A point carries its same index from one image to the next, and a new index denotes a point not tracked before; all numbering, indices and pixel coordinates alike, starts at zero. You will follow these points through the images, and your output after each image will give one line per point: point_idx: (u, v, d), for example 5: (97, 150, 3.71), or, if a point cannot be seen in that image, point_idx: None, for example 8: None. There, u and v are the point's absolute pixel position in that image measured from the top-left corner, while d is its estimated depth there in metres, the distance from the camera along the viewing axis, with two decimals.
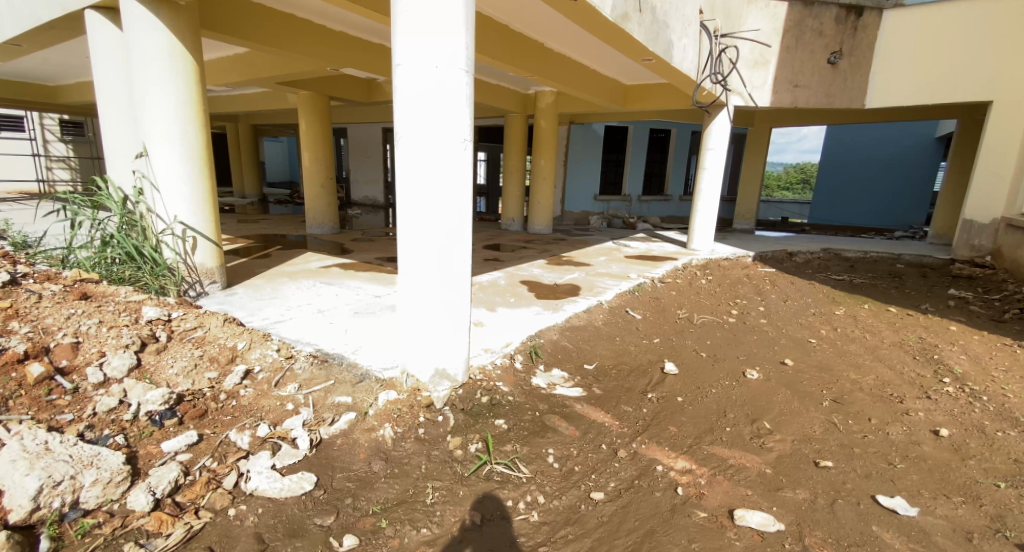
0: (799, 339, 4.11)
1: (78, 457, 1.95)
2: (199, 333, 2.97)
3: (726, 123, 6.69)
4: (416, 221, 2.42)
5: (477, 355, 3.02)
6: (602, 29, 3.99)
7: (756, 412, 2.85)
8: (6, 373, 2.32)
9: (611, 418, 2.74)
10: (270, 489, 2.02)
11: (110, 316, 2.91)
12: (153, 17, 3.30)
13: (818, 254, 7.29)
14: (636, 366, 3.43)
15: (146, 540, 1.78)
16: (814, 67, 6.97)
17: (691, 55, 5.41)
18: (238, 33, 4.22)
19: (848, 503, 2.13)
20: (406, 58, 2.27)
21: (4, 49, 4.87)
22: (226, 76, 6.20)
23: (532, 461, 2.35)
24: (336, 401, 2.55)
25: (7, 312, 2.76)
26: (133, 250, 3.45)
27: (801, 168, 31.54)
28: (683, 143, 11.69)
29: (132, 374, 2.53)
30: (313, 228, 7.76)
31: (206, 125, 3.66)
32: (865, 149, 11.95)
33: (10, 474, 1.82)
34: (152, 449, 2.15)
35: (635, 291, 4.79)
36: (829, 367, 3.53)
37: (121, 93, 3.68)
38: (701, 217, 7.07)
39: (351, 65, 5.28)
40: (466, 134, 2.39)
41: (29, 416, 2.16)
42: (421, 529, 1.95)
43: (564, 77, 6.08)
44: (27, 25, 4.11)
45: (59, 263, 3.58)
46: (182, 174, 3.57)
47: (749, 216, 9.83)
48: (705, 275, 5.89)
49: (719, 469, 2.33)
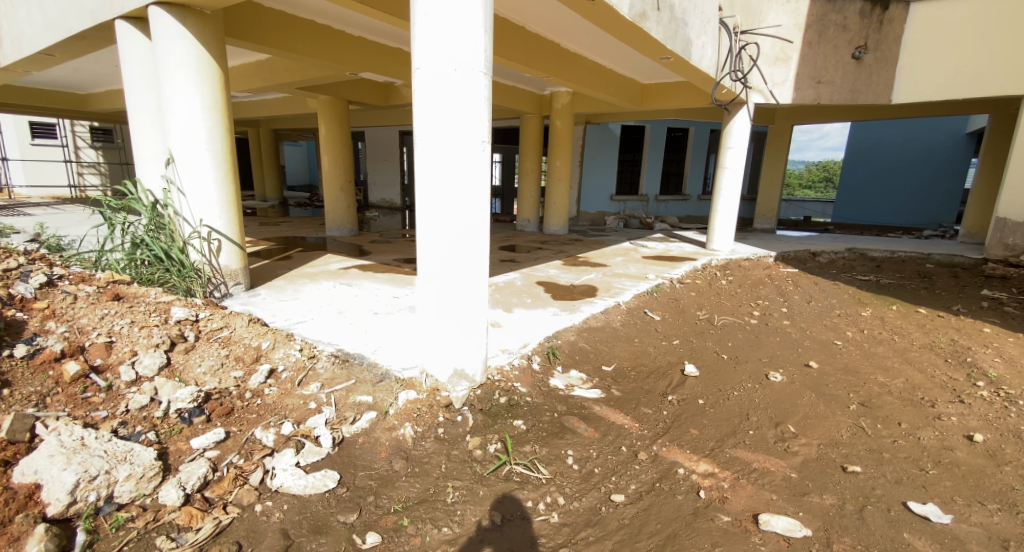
0: (823, 340, 4.03)
1: (113, 453, 2.02)
2: (225, 333, 3.04)
3: (745, 122, 6.61)
4: (435, 224, 2.44)
5: (495, 356, 3.03)
6: (619, 28, 3.97)
7: (780, 415, 2.80)
8: (44, 372, 2.41)
9: (630, 420, 2.72)
10: (295, 486, 2.05)
11: (141, 316, 2.99)
12: (180, 25, 3.37)
13: (842, 254, 7.14)
14: (656, 367, 3.41)
15: (177, 534, 1.83)
16: (837, 64, 6.84)
17: (711, 53, 5.35)
18: (261, 41, 4.31)
19: (877, 509, 2.09)
20: (425, 62, 2.29)
21: (38, 59, 5.05)
22: (249, 82, 6.33)
23: (551, 462, 2.34)
24: (357, 400, 2.58)
25: (44, 313, 2.87)
26: (162, 252, 3.55)
27: (823, 166, 30.98)
28: (702, 142, 11.55)
29: (162, 373, 2.60)
30: (333, 230, 7.86)
31: (230, 131, 3.73)
32: (890, 147, 11.71)
33: (49, 469, 1.88)
34: (181, 445, 2.20)
35: (654, 291, 4.76)
36: (856, 370, 3.46)
37: (148, 102, 3.76)
38: (720, 217, 6.99)
39: (370, 69, 5.34)
40: (484, 135, 2.41)
41: (66, 412, 2.23)
42: (442, 529, 1.96)
43: (581, 77, 6.07)
44: (59, 34, 4.25)
45: (92, 264, 3.71)
46: (208, 179, 3.65)
47: (770, 216, 9.66)
48: (725, 275, 5.83)
49: (743, 473, 2.29)
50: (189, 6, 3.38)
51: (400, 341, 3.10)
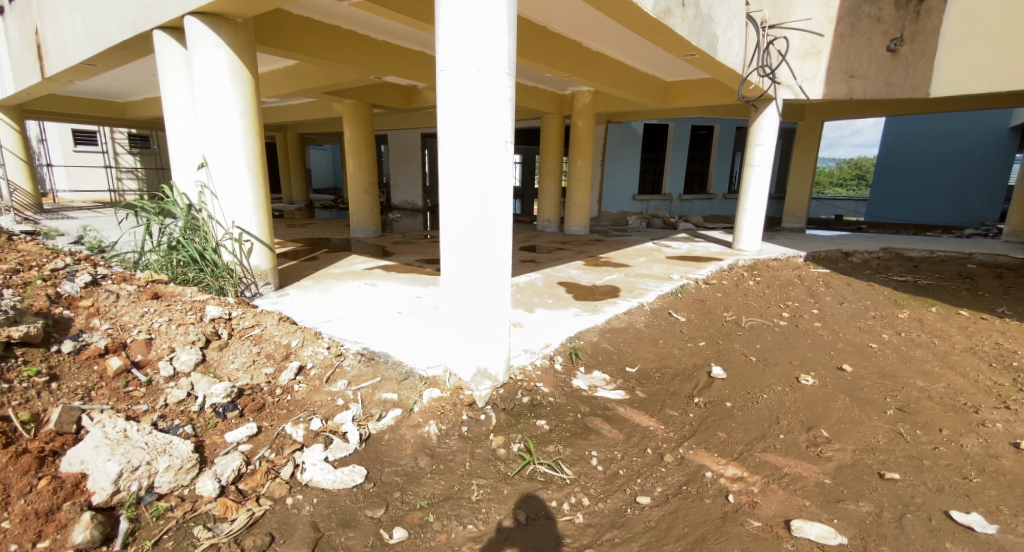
0: (858, 343, 3.92)
1: (153, 445, 2.09)
2: (257, 331, 3.10)
3: (774, 118, 6.49)
4: (459, 223, 2.45)
5: (517, 356, 3.03)
6: (643, 25, 3.92)
7: (812, 419, 2.73)
8: (90, 366, 2.53)
9: (656, 422, 2.69)
10: (324, 480, 2.09)
11: (178, 315, 3.08)
12: (214, 35, 3.47)
13: (876, 254, 6.92)
14: (681, 369, 3.35)
15: (213, 523, 1.88)
16: (871, 57, 6.60)
17: (737, 49, 5.25)
18: (289, 46, 4.39)
19: (917, 517, 2.02)
20: (449, 64, 2.30)
21: (80, 69, 5.28)
22: (277, 88, 6.47)
23: (575, 463, 2.34)
24: (383, 397, 2.61)
25: (90, 311, 3.00)
26: (197, 253, 3.68)
27: (857, 164, 30.12)
28: (727, 140, 11.34)
29: (197, 368, 2.68)
30: (357, 231, 7.95)
31: (260, 136, 3.80)
32: (928, 142, 11.31)
33: (94, 459, 1.96)
34: (217, 439, 2.27)
35: (679, 292, 4.69)
36: (894, 374, 3.35)
37: (183, 108, 3.87)
38: (747, 217, 6.85)
39: (394, 72, 5.39)
40: (508, 135, 2.40)
41: (110, 406, 2.32)
42: (467, 526, 1.97)
43: (604, 77, 6.03)
44: (100, 44, 4.42)
45: (132, 265, 3.86)
46: (240, 183, 3.74)
47: (799, 215, 9.43)
48: (753, 275, 5.72)
49: (774, 478, 2.25)
50: (222, 15, 3.47)
51: (423, 340, 3.11)
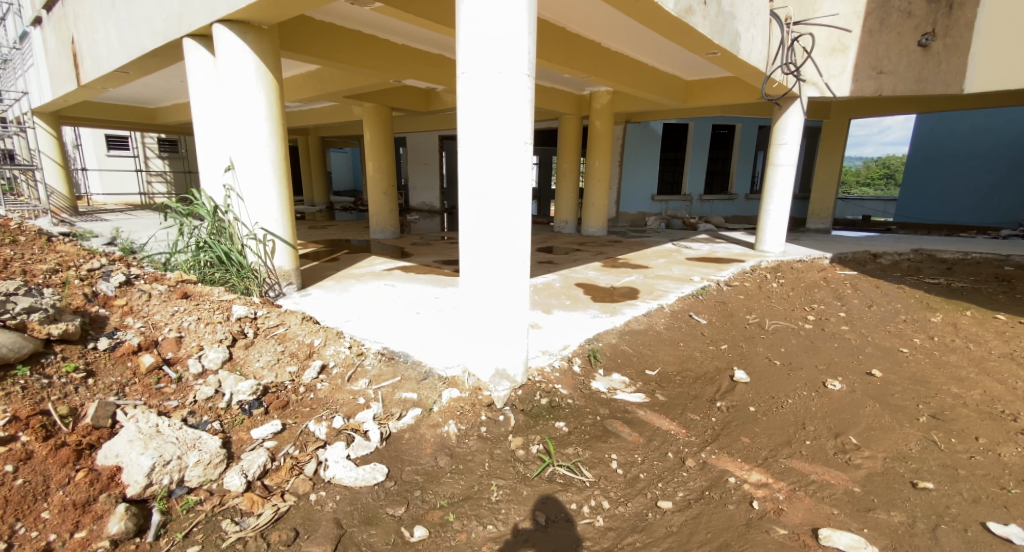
0: (888, 347, 3.82)
1: (183, 440, 2.15)
2: (281, 330, 3.16)
3: (799, 116, 6.37)
4: (479, 224, 2.47)
5: (535, 357, 3.03)
6: (663, 24, 3.88)
7: (840, 426, 2.68)
8: (124, 363, 2.61)
9: (677, 426, 2.67)
10: (346, 478, 2.12)
11: (206, 313, 3.16)
12: (240, 42, 3.56)
13: (906, 255, 6.76)
14: (702, 373, 3.31)
15: (240, 518, 1.93)
16: (900, 52, 6.40)
17: (761, 46, 5.17)
18: (312, 51, 4.46)
19: (952, 528, 1.97)
20: (470, 66, 2.32)
21: (114, 77, 5.46)
22: (301, 92, 6.59)
23: (595, 465, 2.33)
24: (403, 396, 2.64)
25: (123, 310, 3.11)
26: (224, 254, 3.78)
27: (883, 163, 29.35)
28: (749, 140, 11.16)
29: (225, 366, 2.75)
30: (376, 232, 8.03)
31: (285, 139, 3.87)
32: (961, 139, 10.98)
33: (128, 453, 2.03)
34: (243, 436, 2.32)
35: (700, 294, 4.63)
36: (926, 380, 3.26)
37: (211, 112, 3.97)
38: (770, 217, 6.74)
39: (413, 75, 5.44)
40: (527, 136, 2.41)
41: (142, 401, 2.40)
42: (487, 526, 1.98)
43: (625, 77, 6.00)
44: (133, 51, 4.55)
45: (162, 266, 3.99)
46: (266, 185, 3.82)
47: (824, 216, 9.23)
48: (776, 277, 5.61)
49: (800, 485, 2.20)
50: (248, 22, 3.55)
51: (442, 340, 3.13)
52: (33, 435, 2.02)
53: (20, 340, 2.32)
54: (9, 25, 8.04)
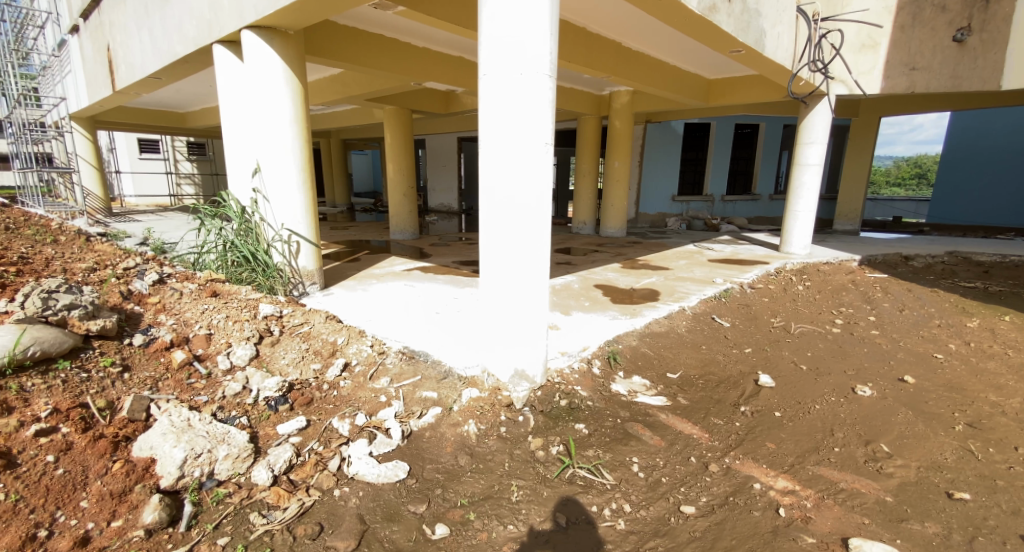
0: (921, 353, 3.71)
1: (213, 434, 2.21)
2: (306, 328, 3.21)
3: (826, 115, 6.24)
4: (500, 225, 2.48)
5: (554, 358, 3.02)
6: (687, 22, 3.84)
7: (871, 433, 2.61)
8: (157, 358, 2.71)
9: (699, 430, 2.63)
10: (369, 474, 2.15)
11: (234, 311, 3.24)
12: (268, 47, 3.64)
13: (941, 258, 6.56)
14: (726, 377, 3.26)
15: (267, 511, 1.97)
16: (934, 48, 6.22)
17: (787, 43, 5.08)
18: (335, 54, 4.53)
19: (990, 541, 1.92)
20: (491, 68, 2.34)
21: (147, 82, 5.63)
22: (324, 95, 6.70)
23: (616, 468, 2.31)
24: (423, 395, 2.67)
25: (157, 307, 3.21)
26: (250, 254, 3.88)
27: (915, 163, 28.49)
28: (773, 139, 10.95)
29: (252, 363, 2.82)
30: (395, 233, 8.12)
31: (310, 142, 3.95)
32: (996, 137, 10.59)
33: (162, 445, 2.09)
34: (269, 431, 2.38)
35: (722, 297, 4.56)
36: (962, 387, 3.16)
37: (238, 117, 4.07)
38: (795, 217, 6.60)
39: (434, 77, 5.48)
40: (548, 137, 2.42)
41: (175, 396, 2.47)
42: (508, 526, 1.99)
43: (646, 77, 5.96)
44: (165, 57, 4.70)
45: (192, 265, 4.11)
46: (291, 186, 3.89)
47: (853, 216, 9.01)
48: (802, 280, 5.49)
49: (829, 493, 2.16)
50: (275, 27, 3.63)
51: (461, 340, 3.14)
52: (73, 427, 2.10)
53: (62, 336, 2.43)
54: (48, 34, 8.37)
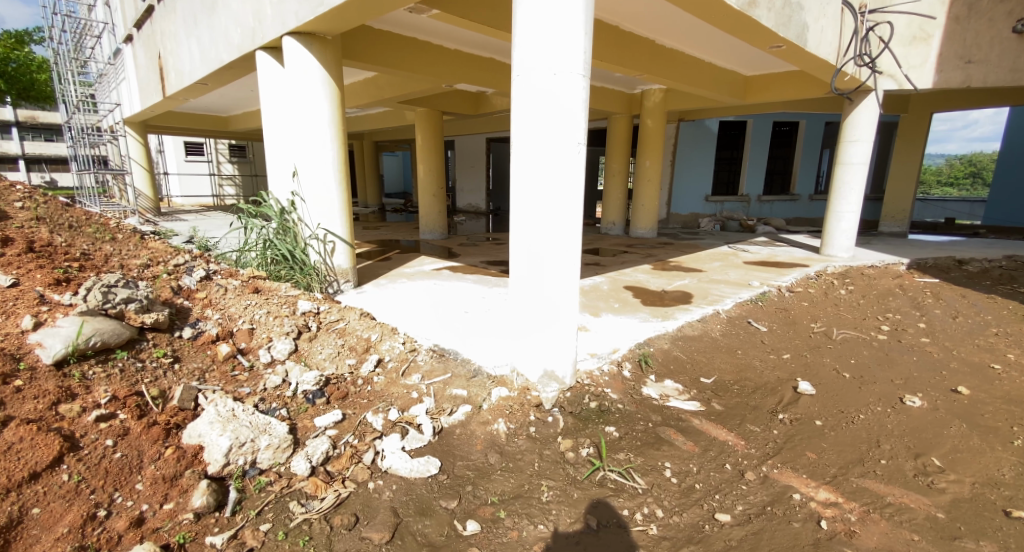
0: (976, 363, 3.53)
1: (255, 424, 2.28)
2: (341, 324, 3.28)
3: (871, 112, 6.02)
4: (531, 226, 2.49)
5: (583, 360, 3.01)
6: (725, 19, 3.77)
7: (921, 446, 2.50)
8: (204, 351, 2.84)
9: (735, 437, 2.58)
10: (402, 469, 2.20)
11: (274, 307, 3.34)
12: (307, 52, 3.75)
13: (997, 262, 6.21)
14: (762, 383, 3.17)
15: (305, 500, 2.03)
16: (992, 40, 5.83)
17: (831, 37, 4.92)
18: (372, 58, 4.64)
19: None
20: (525, 70, 2.36)
21: (194, 87, 5.89)
22: (360, 98, 6.85)
23: (647, 472, 2.29)
24: (453, 393, 2.70)
25: (204, 302, 3.36)
26: (288, 252, 4.01)
27: (970, 161, 26.96)
28: (814, 138, 10.61)
29: (291, 357, 2.92)
30: (426, 233, 8.22)
31: (346, 145, 4.05)
32: None
33: (209, 433, 2.18)
34: (308, 423, 2.45)
35: (758, 300, 4.45)
36: (1023, 400, 2.98)
37: (277, 120, 4.19)
38: (836, 218, 6.36)
39: (466, 78, 5.54)
40: (581, 137, 2.42)
41: (220, 386, 2.59)
42: (538, 525, 2.00)
43: (681, 75, 5.88)
44: (212, 63, 4.89)
45: (234, 263, 4.27)
46: (328, 187, 3.99)
47: (900, 218, 8.64)
48: (844, 284, 5.31)
49: (874, 507, 2.08)
50: (314, 33, 3.74)
51: (490, 339, 3.15)
52: (129, 414, 2.22)
53: (119, 328, 2.56)
54: (104, 43, 8.86)
